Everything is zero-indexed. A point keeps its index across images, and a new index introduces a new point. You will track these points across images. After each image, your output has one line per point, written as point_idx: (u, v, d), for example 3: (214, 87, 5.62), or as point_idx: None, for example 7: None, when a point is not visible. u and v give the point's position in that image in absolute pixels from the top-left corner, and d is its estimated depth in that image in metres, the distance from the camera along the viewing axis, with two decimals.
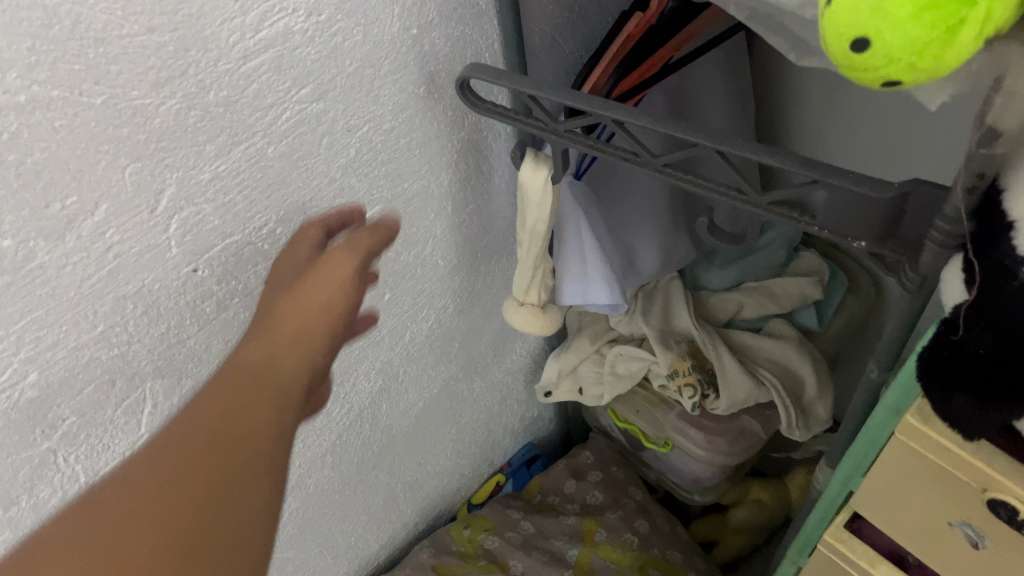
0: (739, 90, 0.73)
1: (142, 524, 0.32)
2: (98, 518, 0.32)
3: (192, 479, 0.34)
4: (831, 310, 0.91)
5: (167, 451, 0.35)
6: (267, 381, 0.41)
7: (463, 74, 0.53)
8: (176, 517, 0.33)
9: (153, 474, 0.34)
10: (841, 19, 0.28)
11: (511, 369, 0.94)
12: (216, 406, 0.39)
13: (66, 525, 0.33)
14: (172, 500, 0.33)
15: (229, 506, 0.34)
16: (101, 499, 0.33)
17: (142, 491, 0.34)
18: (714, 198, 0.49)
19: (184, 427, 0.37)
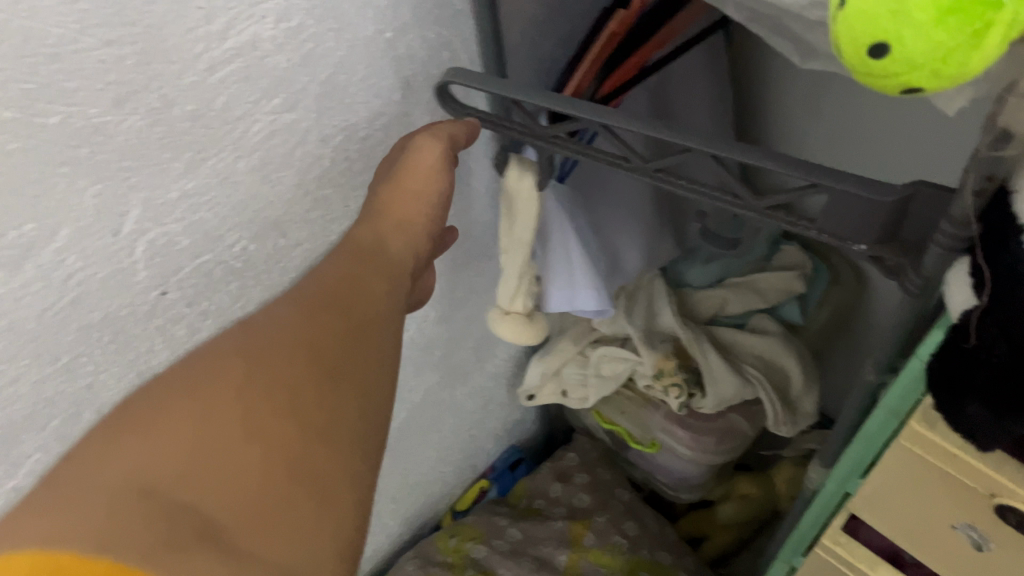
0: (719, 86, 0.72)
1: (271, 384, 0.32)
2: (230, 372, 0.32)
3: (311, 350, 0.35)
4: (814, 302, 0.91)
5: (283, 322, 0.36)
6: (365, 274, 0.42)
7: (442, 79, 0.51)
8: (301, 384, 0.33)
9: (277, 338, 0.34)
10: (857, 22, 0.26)
11: (493, 374, 0.92)
12: (322, 290, 0.39)
13: (195, 372, 0.32)
14: (296, 365, 0.33)
15: (345, 385, 0.34)
16: (228, 353, 0.33)
17: (267, 353, 0.33)
18: (708, 203, 0.47)
19: (299, 304, 0.37)
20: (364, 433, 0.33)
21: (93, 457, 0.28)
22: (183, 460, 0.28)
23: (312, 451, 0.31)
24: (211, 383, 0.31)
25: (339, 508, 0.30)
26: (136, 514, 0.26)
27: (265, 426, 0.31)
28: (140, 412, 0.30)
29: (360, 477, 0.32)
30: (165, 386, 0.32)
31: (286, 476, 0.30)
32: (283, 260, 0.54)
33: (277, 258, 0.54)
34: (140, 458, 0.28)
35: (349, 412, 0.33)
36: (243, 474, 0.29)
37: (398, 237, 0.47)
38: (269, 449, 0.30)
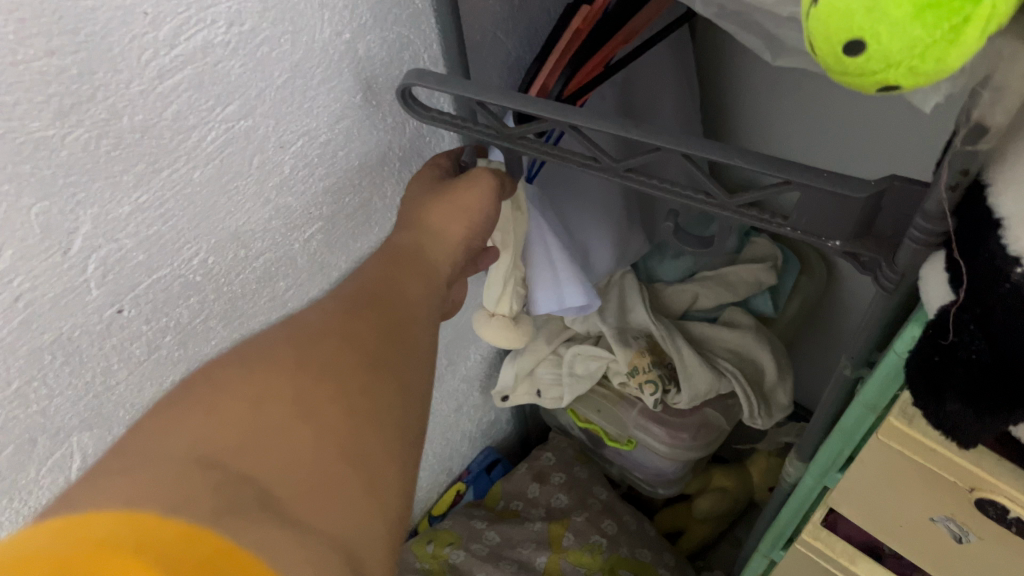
0: (686, 80, 0.71)
1: (317, 375, 0.34)
2: (280, 364, 0.34)
3: (351, 348, 0.37)
4: (786, 294, 0.90)
5: (325, 325, 0.38)
6: (400, 277, 0.45)
7: (403, 82, 0.49)
8: (345, 377, 0.35)
9: (319, 336, 0.37)
10: (831, 19, 0.26)
11: (466, 376, 0.91)
12: (358, 295, 0.41)
13: (245, 364, 0.34)
14: (338, 362, 0.36)
15: (385, 380, 0.36)
16: (276, 350, 0.35)
17: (311, 351, 0.36)
18: (680, 203, 0.46)
19: (338, 309, 0.40)
20: (404, 423, 0.35)
21: (157, 431, 0.30)
22: (243, 437, 0.30)
23: (358, 432, 0.33)
24: (262, 372, 0.34)
25: (385, 487, 0.32)
26: (202, 479, 0.27)
27: (314, 411, 0.32)
28: (198, 395, 0.32)
29: (403, 462, 0.34)
30: (220, 373, 0.34)
31: (337, 453, 0.31)
32: (244, 271, 0.52)
33: (238, 269, 0.52)
34: (201, 435, 0.30)
35: (392, 403, 0.35)
36: (296, 451, 0.30)
37: (437, 252, 0.48)
38: (318, 431, 0.32)
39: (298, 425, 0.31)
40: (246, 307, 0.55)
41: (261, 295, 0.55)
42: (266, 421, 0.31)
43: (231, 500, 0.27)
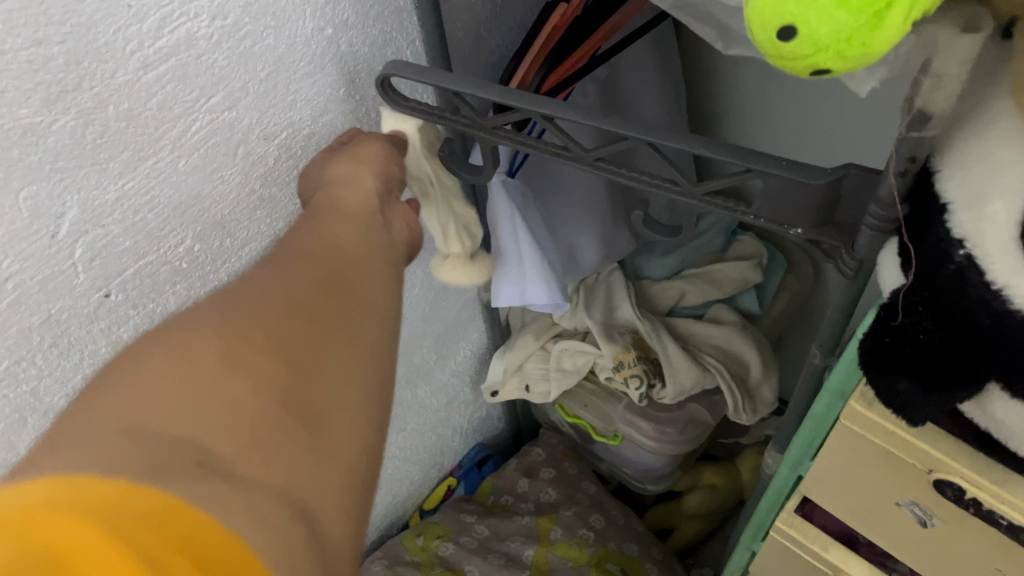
0: (671, 78, 0.72)
1: (253, 327, 0.30)
2: (211, 318, 0.30)
3: (293, 295, 0.32)
4: (771, 291, 0.92)
5: (257, 275, 0.34)
6: (340, 225, 0.40)
7: (382, 73, 0.51)
8: (289, 325, 0.31)
9: (255, 286, 0.33)
10: (766, 8, 0.27)
11: (456, 371, 0.93)
12: (294, 245, 0.37)
13: (171, 324, 0.30)
14: (279, 308, 0.31)
15: (335, 327, 0.32)
16: (207, 305, 0.31)
17: (246, 300, 0.31)
18: (648, 191, 0.48)
19: (269, 260, 0.36)
20: (365, 373, 0.31)
21: (70, 406, 0.26)
22: (172, 403, 0.26)
23: (307, 390, 0.29)
24: (188, 331, 0.29)
25: (345, 449, 0.28)
26: (123, 453, 0.24)
27: (255, 366, 0.28)
28: (117, 365, 0.28)
29: (367, 416, 0.30)
30: (143, 337, 0.30)
31: (283, 413, 0.27)
32: (231, 260, 0.54)
33: (224, 257, 0.53)
34: (125, 405, 0.26)
35: (345, 351, 0.31)
36: (236, 413, 0.27)
37: (359, 194, 0.44)
38: (259, 389, 0.28)
39: (236, 385, 0.27)
40: None
41: None
42: (199, 381, 0.27)
43: (161, 467, 0.24)
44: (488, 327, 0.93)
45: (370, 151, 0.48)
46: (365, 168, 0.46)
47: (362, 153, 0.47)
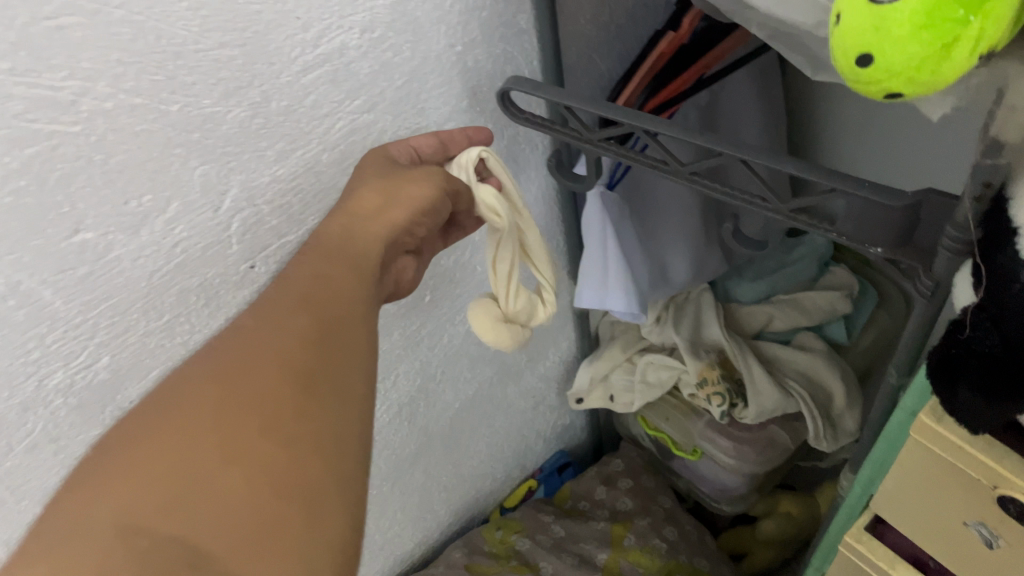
0: (773, 107, 0.75)
1: (239, 409, 0.34)
2: (199, 405, 0.34)
3: (280, 364, 0.36)
4: (861, 323, 0.93)
5: (251, 337, 0.38)
6: (333, 270, 0.43)
7: (503, 87, 0.57)
8: (273, 400, 0.35)
9: (245, 355, 0.37)
10: (849, 39, 0.31)
11: (544, 376, 0.97)
12: (288, 294, 0.41)
13: (168, 409, 0.35)
14: (266, 383, 0.35)
15: (317, 395, 0.36)
16: (204, 383, 0.36)
17: (237, 375, 0.36)
18: (741, 206, 0.52)
19: (261, 314, 0.39)
20: (343, 437, 0.35)
21: (85, 501, 0.31)
22: (166, 496, 0.31)
23: (291, 464, 0.33)
24: (183, 418, 0.34)
25: (327, 516, 0.32)
26: (124, 556, 0.29)
27: (241, 450, 0.33)
28: (121, 456, 0.33)
29: (349, 478, 0.34)
30: (143, 424, 0.34)
31: (267, 491, 0.32)
32: None
33: None
34: (125, 504, 0.31)
35: (326, 416, 0.35)
36: (225, 499, 0.31)
37: (375, 237, 0.47)
38: (243, 473, 0.32)
39: (224, 471, 0.32)
40: None
41: None
42: (191, 472, 0.32)
43: None
44: (578, 337, 0.98)
45: (416, 192, 0.49)
46: (400, 210, 0.48)
47: (402, 188, 0.49)
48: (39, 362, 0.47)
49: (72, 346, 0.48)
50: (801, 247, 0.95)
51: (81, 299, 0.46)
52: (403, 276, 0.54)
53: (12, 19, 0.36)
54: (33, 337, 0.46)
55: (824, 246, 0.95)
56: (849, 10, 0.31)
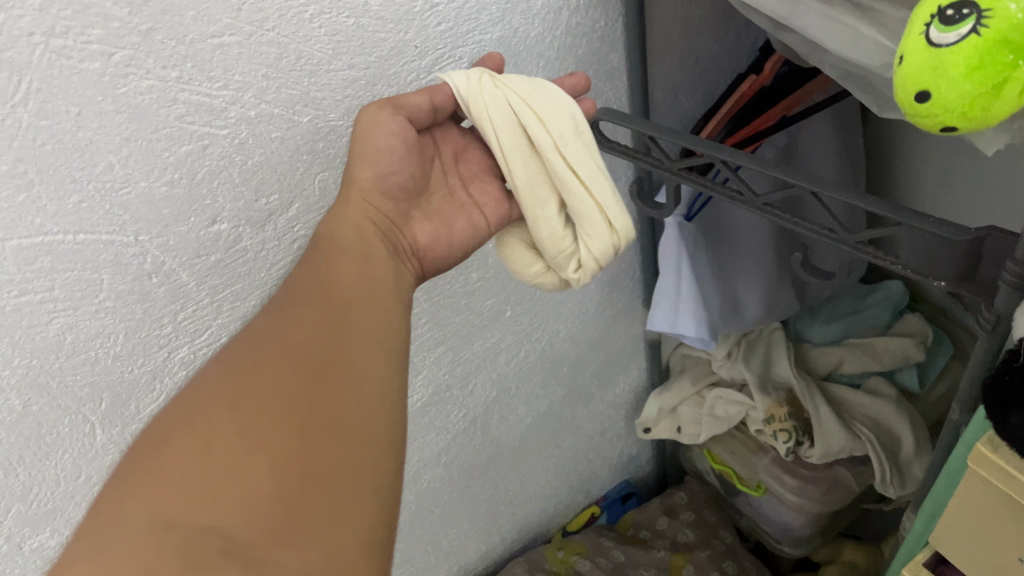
0: (851, 152, 0.78)
1: (258, 402, 0.34)
2: (224, 397, 0.35)
3: (295, 355, 0.37)
4: (934, 374, 0.90)
5: (273, 331, 0.38)
6: (345, 262, 0.45)
7: (594, 117, 0.62)
8: (292, 390, 0.35)
9: (262, 351, 0.37)
10: (908, 77, 0.35)
11: (614, 402, 1.01)
12: (303, 291, 0.41)
13: (188, 410, 0.34)
14: (283, 375, 0.35)
15: (336, 382, 0.36)
16: (222, 382, 0.35)
17: (255, 371, 0.36)
18: (810, 236, 0.55)
19: (275, 312, 0.40)
20: (367, 421, 0.36)
21: (118, 505, 0.31)
22: (195, 492, 0.31)
23: (314, 451, 0.33)
24: (205, 413, 0.34)
25: (356, 500, 0.33)
26: (160, 550, 0.29)
27: (264, 441, 0.33)
28: (149, 459, 0.32)
29: (376, 462, 0.34)
30: (165, 426, 0.34)
31: (293, 479, 0.32)
32: None
33: None
34: (159, 504, 0.31)
35: (347, 402, 0.36)
36: (251, 492, 0.31)
37: (358, 215, 0.48)
38: (268, 464, 0.32)
39: (247, 464, 0.32)
40: (444, 287, 0.69)
41: (457, 279, 0.70)
42: (215, 469, 0.32)
43: (192, 563, 0.28)
44: (649, 367, 1.01)
45: (376, 143, 0.48)
46: (366, 164, 0.49)
47: (363, 144, 0.48)
48: (170, 336, 0.53)
49: (198, 325, 0.54)
50: (876, 294, 0.96)
51: (210, 284, 0.53)
52: (418, 244, 0.53)
53: (184, 35, 0.43)
54: (167, 312, 0.52)
55: (900, 293, 0.95)
56: (909, 53, 0.35)
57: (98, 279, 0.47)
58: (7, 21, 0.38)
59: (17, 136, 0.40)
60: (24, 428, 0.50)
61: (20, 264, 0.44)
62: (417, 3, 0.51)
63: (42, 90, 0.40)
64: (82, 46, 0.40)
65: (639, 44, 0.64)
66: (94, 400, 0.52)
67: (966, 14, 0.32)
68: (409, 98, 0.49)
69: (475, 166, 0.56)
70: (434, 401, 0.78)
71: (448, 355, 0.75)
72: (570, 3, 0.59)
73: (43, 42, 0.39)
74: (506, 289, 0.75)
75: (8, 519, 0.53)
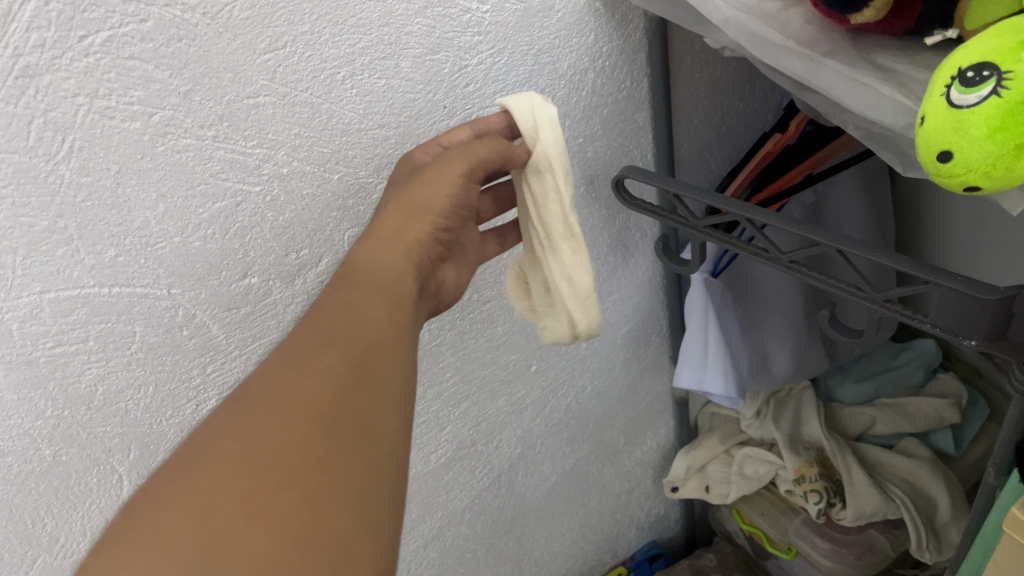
0: (878, 209, 0.78)
1: (264, 462, 0.32)
2: (228, 452, 0.32)
3: (304, 405, 0.34)
4: (970, 436, 0.87)
5: (283, 374, 0.36)
6: (372, 288, 0.42)
7: (619, 175, 0.63)
8: (299, 450, 0.32)
9: (271, 401, 0.34)
10: (931, 138, 0.35)
11: (641, 460, 0.99)
12: (312, 320, 0.39)
13: (194, 460, 0.32)
14: (291, 431, 0.33)
15: (344, 442, 0.34)
16: (226, 433, 0.33)
17: (263, 425, 0.33)
18: (837, 294, 0.55)
19: (287, 350, 0.37)
20: (375, 483, 0.33)
21: (111, 564, 0.29)
22: (190, 562, 0.29)
23: (318, 521, 0.31)
24: (208, 470, 0.32)
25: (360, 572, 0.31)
26: None
27: (265, 511, 0.30)
28: (147, 517, 0.31)
29: (378, 532, 0.32)
30: (166, 482, 0.32)
31: (294, 554, 0.29)
32: (474, 311, 0.68)
33: (469, 308, 0.67)
34: (157, 568, 0.29)
35: (354, 466, 0.33)
36: (250, 561, 0.29)
37: (399, 256, 0.45)
38: (271, 529, 0.30)
39: (248, 531, 0.30)
40: (471, 341, 0.70)
41: (483, 334, 0.70)
42: (212, 536, 0.29)
43: None
44: (677, 425, 0.99)
45: (434, 199, 0.47)
46: (427, 211, 0.47)
47: (420, 197, 0.47)
48: (199, 388, 0.54)
49: (227, 378, 0.54)
50: (907, 353, 0.95)
51: (240, 336, 0.53)
52: (444, 285, 0.54)
53: (221, 96, 0.45)
54: (197, 364, 0.53)
55: (932, 352, 0.93)
56: (931, 113, 0.35)
57: (131, 331, 0.48)
58: (53, 83, 0.39)
59: (60, 193, 0.42)
60: (54, 477, 0.51)
61: (57, 316, 0.45)
62: (446, 66, 0.53)
63: (84, 148, 0.41)
64: (124, 107, 0.42)
65: (665, 105, 0.65)
66: (123, 451, 0.53)
67: (987, 75, 0.33)
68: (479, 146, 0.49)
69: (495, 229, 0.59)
70: (459, 456, 0.77)
71: (473, 410, 0.75)
72: (596, 63, 0.60)
73: (87, 102, 0.40)
74: (531, 344, 0.75)
75: (35, 568, 0.54)
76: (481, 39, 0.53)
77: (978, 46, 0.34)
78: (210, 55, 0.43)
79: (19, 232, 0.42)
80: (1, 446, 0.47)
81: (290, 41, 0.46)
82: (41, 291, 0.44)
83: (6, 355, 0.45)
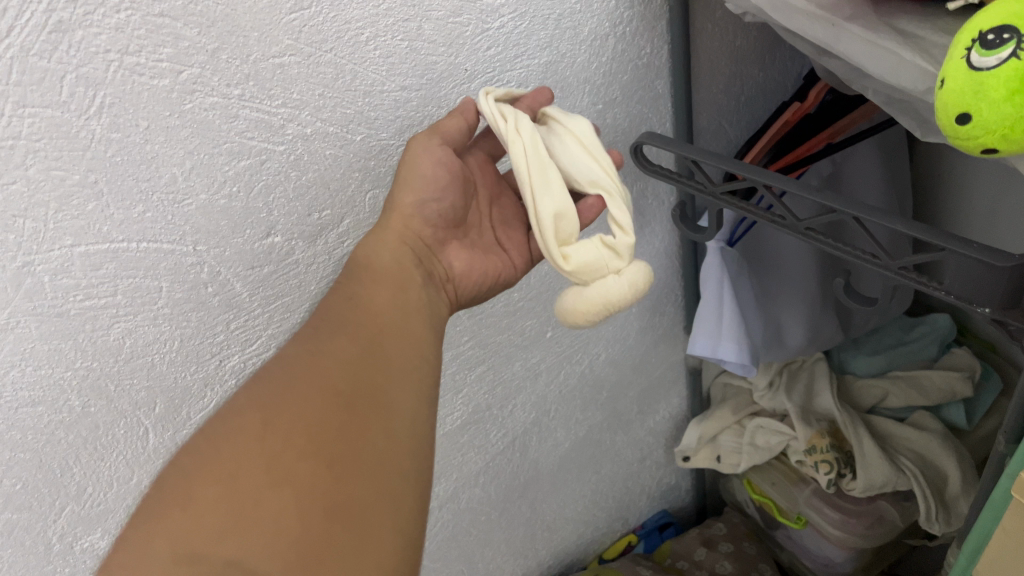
0: (896, 179, 0.78)
1: (286, 432, 0.33)
2: (248, 422, 0.34)
3: (323, 384, 0.36)
4: (981, 410, 0.88)
5: (299, 359, 0.38)
6: (376, 287, 0.46)
7: (638, 141, 0.63)
8: (318, 422, 0.34)
9: (287, 381, 0.36)
10: (951, 100, 0.35)
11: (654, 429, 1.00)
12: (329, 317, 0.42)
13: (214, 431, 0.34)
14: (312, 407, 0.35)
15: (363, 415, 0.36)
16: (248, 406, 0.35)
17: (284, 400, 0.35)
18: (852, 260, 0.56)
19: (303, 342, 0.40)
20: (394, 453, 0.35)
21: (144, 535, 0.30)
22: (218, 523, 0.29)
23: (338, 484, 0.32)
24: (226, 442, 0.33)
25: (382, 538, 0.31)
26: None
27: (286, 473, 0.31)
28: (175, 487, 0.31)
29: (400, 496, 0.34)
30: (189, 455, 0.33)
31: (320, 516, 0.30)
32: None
33: None
34: (183, 531, 0.29)
35: (371, 439, 0.35)
36: (275, 520, 0.30)
37: (393, 241, 0.50)
38: (295, 489, 0.31)
39: (272, 490, 0.31)
40: (488, 305, 0.71)
41: (499, 298, 0.71)
42: (237, 498, 0.30)
43: None
44: (690, 395, 1.00)
45: (411, 178, 0.50)
46: (411, 191, 0.51)
47: (406, 180, 0.50)
48: (222, 344, 0.55)
49: (249, 336, 0.55)
50: (921, 327, 0.95)
51: (263, 294, 0.55)
52: (455, 271, 0.54)
53: (248, 55, 0.45)
54: (221, 320, 0.54)
55: (946, 327, 0.93)
56: (951, 76, 0.35)
57: (158, 287, 0.50)
58: (85, 39, 0.40)
59: (91, 147, 0.43)
60: (83, 428, 0.52)
61: (87, 270, 0.46)
62: (468, 28, 0.53)
63: (114, 104, 0.42)
64: (153, 64, 0.42)
65: (684, 72, 0.65)
66: (149, 404, 0.54)
67: (1006, 38, 0.33)
68: (448, 125, 0.51)
69: (508, 209, 0.58)
70: (474, 419, 0.78)
71: (488, 373, 0.76)
72: (617, 30, 0.60)
73: (117, 59, 0.41)
74: (547, 311, 0.76)
75: (63, 517, 0.55)
76: (503, 3, 0.54)
77: (997, 8, 0.34)
78: (238, 14, 0.44)
79: (52, 184, 0.43)
80: (34, 396, 0.49)
81: (316, 2, 0.46)
82: (72, 245, 0.45)
83: (39, 308, 0.46)
